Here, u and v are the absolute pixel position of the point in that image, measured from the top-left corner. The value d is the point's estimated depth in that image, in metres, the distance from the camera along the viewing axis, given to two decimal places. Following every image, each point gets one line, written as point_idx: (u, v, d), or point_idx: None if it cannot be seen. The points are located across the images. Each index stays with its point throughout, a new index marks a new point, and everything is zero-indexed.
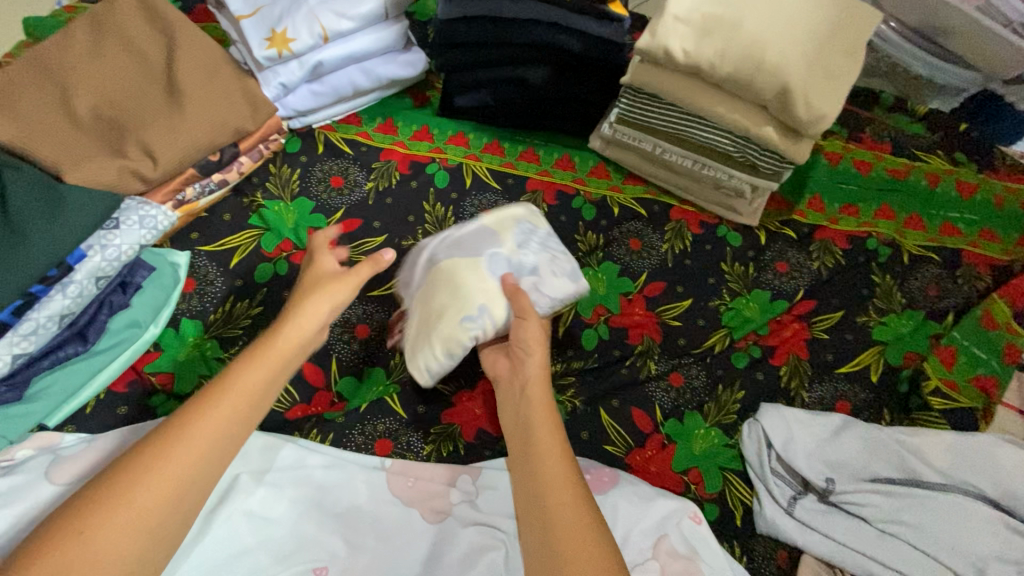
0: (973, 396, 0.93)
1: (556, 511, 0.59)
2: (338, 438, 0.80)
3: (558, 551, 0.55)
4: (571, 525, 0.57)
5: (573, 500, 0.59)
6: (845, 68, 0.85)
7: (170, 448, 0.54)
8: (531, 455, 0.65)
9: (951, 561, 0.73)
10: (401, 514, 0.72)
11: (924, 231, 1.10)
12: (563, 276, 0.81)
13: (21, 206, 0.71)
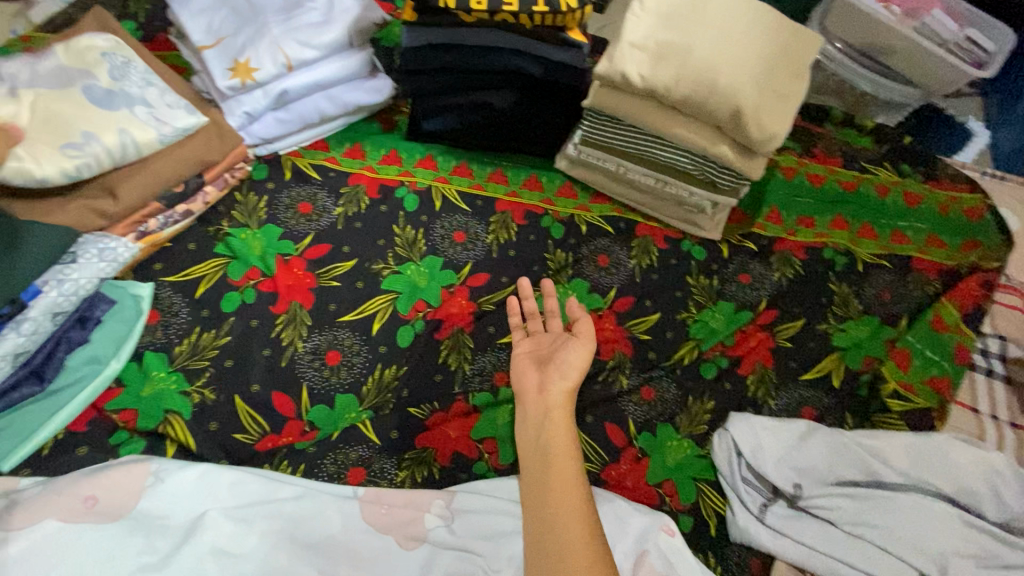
0: (929, 397, 0.98)
1: (561, 540, 0.64)
2: (310, 468, 0.81)
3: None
4: (577, 553, 0.62)
5: (578, 529, 0.64)
6: (793, 90, 0.90)
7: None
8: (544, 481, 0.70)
9: (916, 560, 0.75)
10: (376, 543, 0.71)
11: (876, 239, 1.15)
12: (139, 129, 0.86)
13: None
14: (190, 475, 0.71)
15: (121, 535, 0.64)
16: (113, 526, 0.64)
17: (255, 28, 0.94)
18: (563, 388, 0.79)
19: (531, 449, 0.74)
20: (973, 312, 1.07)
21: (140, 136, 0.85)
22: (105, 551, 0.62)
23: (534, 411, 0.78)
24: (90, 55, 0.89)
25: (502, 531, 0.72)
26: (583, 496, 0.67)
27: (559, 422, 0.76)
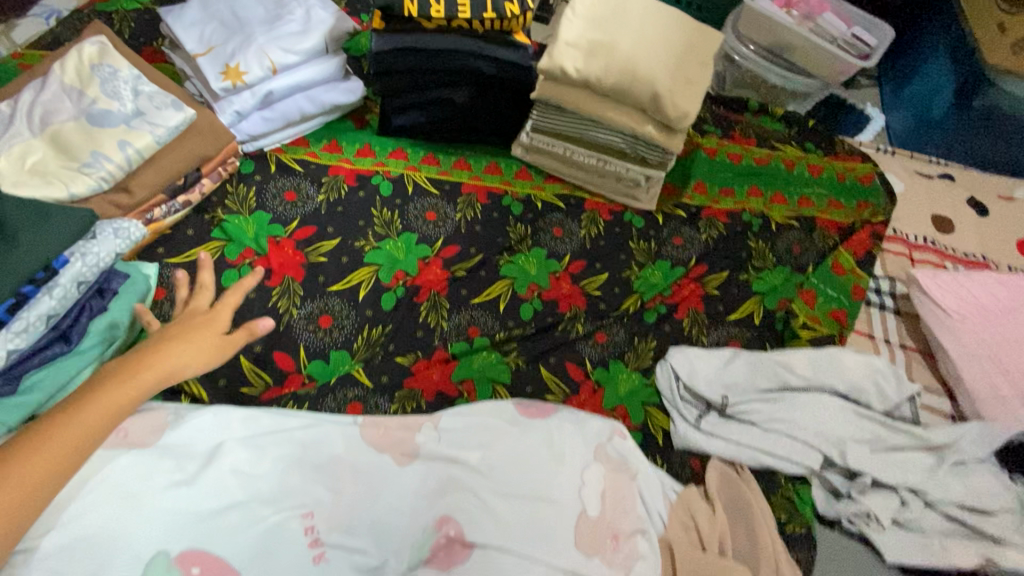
0: (832, 326, 1.18)
1: None
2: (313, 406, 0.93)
3: None
4: None
5: None
6: (700, 77, 1.09)
7: (34, 453, 0.60)
8: None
9: (819, 445, 0.94)
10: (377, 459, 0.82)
11: (786, 204, 1.36)
12: (143, 139, 0.95)
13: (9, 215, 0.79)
14: (205, 415, 0.78)
15: (153, 458, 0.71)
16: (144, 450, 0.71)
17: (242, 38, 1.08)
18: None
19: None
20: (863, 258, 1.28)
21: (139, 145, 0.95)
22: (138, 470, 0.69)
23: None
24: (84, 68, 0.98)
25: (483, 439, 0.83)
26: None
27: None
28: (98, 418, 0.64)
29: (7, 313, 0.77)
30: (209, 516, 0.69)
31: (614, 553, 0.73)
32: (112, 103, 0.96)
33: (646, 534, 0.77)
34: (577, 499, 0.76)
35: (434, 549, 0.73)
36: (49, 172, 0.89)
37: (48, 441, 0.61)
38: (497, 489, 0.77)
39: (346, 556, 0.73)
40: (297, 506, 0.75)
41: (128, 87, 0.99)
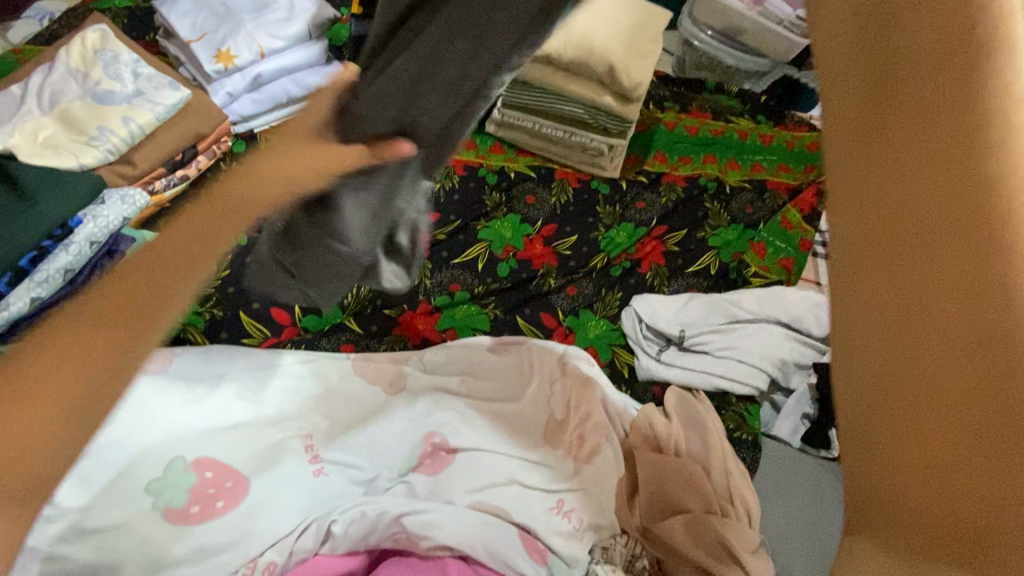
0: (780, 273, 1.32)
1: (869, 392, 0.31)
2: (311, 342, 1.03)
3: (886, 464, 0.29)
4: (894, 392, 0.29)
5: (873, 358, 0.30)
6: (649, 50, 1.22)
7: (102, 291, 0.40)
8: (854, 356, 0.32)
9: (763, 365, 1.06)
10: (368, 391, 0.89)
11: (739, 169, 1.46)
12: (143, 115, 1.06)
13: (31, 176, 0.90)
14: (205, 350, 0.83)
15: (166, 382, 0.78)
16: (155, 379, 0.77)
17: (232, 24, 1.19)
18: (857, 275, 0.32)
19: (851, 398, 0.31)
20: (810, 214, 1.40)
21: (142, 120, 1.05)
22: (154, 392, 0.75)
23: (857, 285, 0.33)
24: (89, 53, 1.09)
25: (462, 365, 0.92)
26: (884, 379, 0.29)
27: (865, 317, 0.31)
28: (166, 249, 0.42)
29: (31, 264, 0.89)
30: (220, 431, 0.76)
31: (578, 452, 0.85)
32: (115, 83, 1.07)
33: (610, 440, 0.87)
34: (544, 406, 0.88)
35: (421, 457, 0.82)
36: (60, 145, 0.99)
37: (110, 284, 0.40)
38: (476, 404, 0.87)
39: (342, 470, 0.80)
40: (297, 428, 0.81)
41: (128, 68, 1.10)
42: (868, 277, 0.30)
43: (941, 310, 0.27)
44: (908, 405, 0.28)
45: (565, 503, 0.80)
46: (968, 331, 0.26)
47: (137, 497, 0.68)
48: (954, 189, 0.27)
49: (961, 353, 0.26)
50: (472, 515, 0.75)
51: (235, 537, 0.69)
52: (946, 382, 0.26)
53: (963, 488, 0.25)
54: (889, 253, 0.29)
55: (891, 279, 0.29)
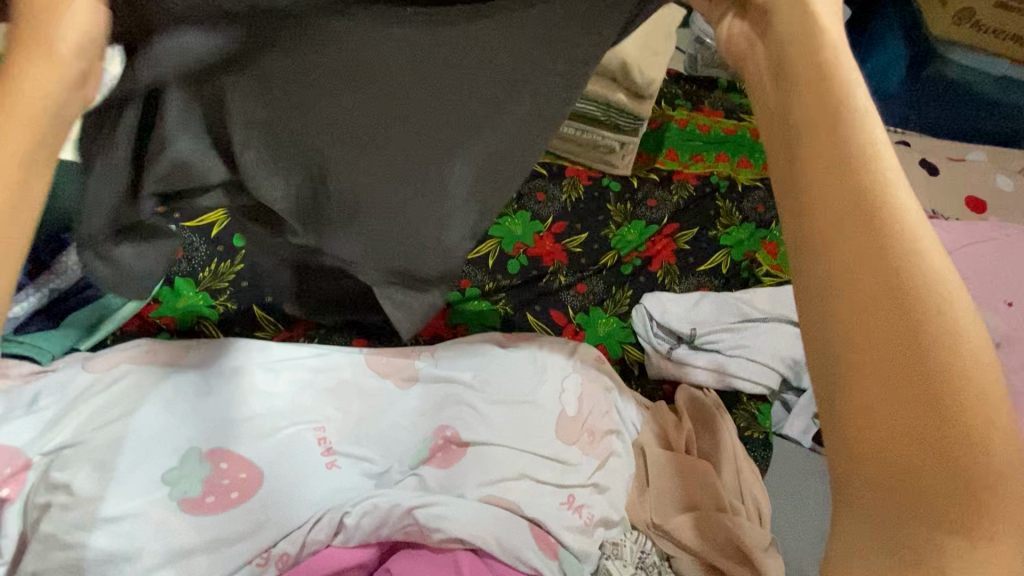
0: (792, 273, 1.31)
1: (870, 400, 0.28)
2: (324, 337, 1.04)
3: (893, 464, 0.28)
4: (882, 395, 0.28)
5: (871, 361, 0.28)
6: (663, 48, 1.22)
7: None
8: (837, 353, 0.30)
9: (776, 365, 1.06)
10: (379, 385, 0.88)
11: (751, 168, 1.45)
12: None
13: None
14: (217, 343, 0.83)
15: (182, 373, 0.78)
16: (172, 369, 0.78)
17: None
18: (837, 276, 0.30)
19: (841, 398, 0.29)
20: None
21: None
22: (170, 383, 0.77)
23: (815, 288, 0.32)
24: None
25: (476, 361, 0.92)
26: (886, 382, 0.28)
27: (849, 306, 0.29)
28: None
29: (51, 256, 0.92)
30: (234, 422, 0.77)
31: (589, 447, 0.85)
32: None
33: (619, 434, 0.89)
34: (557, 402, 0.88)
35: (432, 450, 0.83)
36: None
37: None
38: (489, 399, 0.87)
39: (354, 462, 0.81)
40: (309, 420, 0.81)
41: None
42: (815, 281, 0.30)
43: (870, 300, 0.28)
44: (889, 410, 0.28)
45: (576, 498, 0.80)
46: (900, 316, 0.28)
47: (154, 487, 0.69)
48: (867, 192, 0.29)
49: (892, 341, 0.28)
50: (484, 509, 0.75)
51: (251, 527, 0.71)
52: (891, 369, 0.27)
53: (912, 464, 0.27)
54: (824, 256, 0.30)
55: (824, 279, 0.30)
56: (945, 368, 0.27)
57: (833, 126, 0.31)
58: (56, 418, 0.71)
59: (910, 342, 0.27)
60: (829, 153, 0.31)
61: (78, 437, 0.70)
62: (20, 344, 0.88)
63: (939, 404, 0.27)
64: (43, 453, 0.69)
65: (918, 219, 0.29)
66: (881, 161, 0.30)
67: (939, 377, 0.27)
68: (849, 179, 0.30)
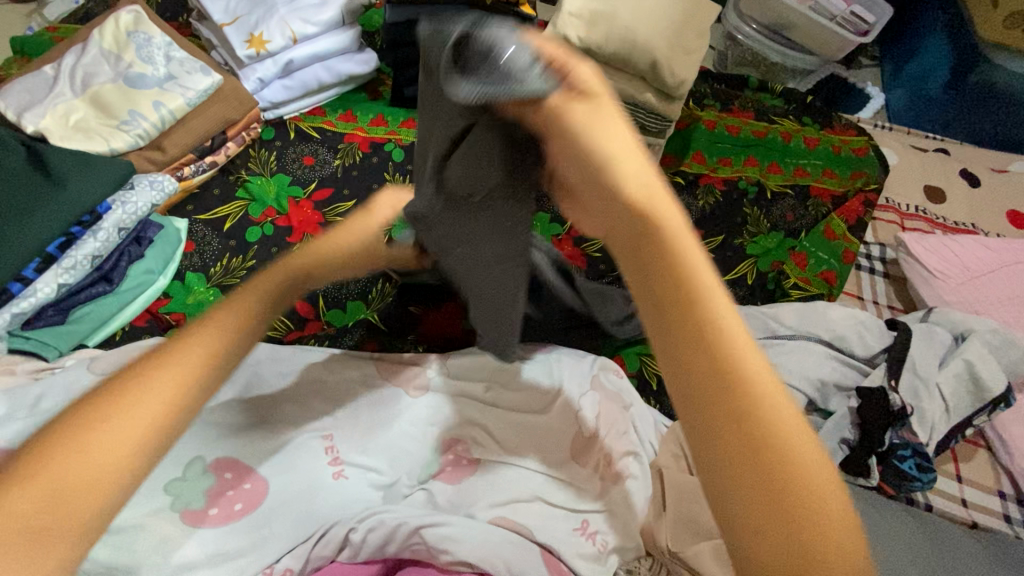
0: (822, 286, 1.21)
1: (808, 463, 0.31)
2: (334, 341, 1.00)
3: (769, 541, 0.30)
4: (749, 498, 0.30)
5: (721, 456, 0.31)
6: (696, 47, 1.16)
7: (107, 414, 0.44)
8: (683, 392, 0.33)
9: (804, 387, 0.99)
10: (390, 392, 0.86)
11: (781, 173, 1.36)
12: (179, 101, 1.05)
13: (62, 161, 0.90)
14: None
15: None
16: None
17: (265, 9, 1.16)
18: (729, 318, 0.33)
19: (731, 477, 0.31)
20: (854, 225, 1.29)
21: (172, 105, 1.05)
22: None
23: (668, 333, 0.33)
24: (121, 36, 1.09)
25: (488, 373, 0.89)
26: (742, 482, 0.30)
27: (712, 362, 0.32)
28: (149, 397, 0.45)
29: (59, 250, 0.89)
30: (241, 428, 0.75)
31: (607, 470, 0.82)
32: (147, 66, 1.07)
33: (638, 457, 0.84)
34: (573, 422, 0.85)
35: (443, 464, 0.81)
36: (92, 129, 1.00)
37: (134, 399, 0.45)
38: (500, 414, 0.85)
39: (361, 472, 0.78)
40: (317, 427, 0.79)
41: (158, 35, 1.11)
42: (668, 335, 0.33)
43: (691, 387, 0.32)
44: (759, 502, 0.30)
45: (590, 524, 0.77)
46: (734, 418, 0.31)
47: (157, 496, 0.67)
48: (700, 298, 0.33)
49: (731, 426, 0.31)
50: (494, 531, 0.72)
51: (253, 540, 0.68)
52: (741, 468, 0.31)
53: (773, 543, 0.30)
54: (669, 339, 0.33)
55: (670, 356, 0.33)
56: (787, 472, 0.30)
57: (671, 243, 0.33)
58: None
59: (759, 443, 0.31)
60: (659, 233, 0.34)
61: None
62: (27, 341, 0.86)
63: (783, 481, 0.30)
64: None
65: (726, 313, 0.33)
66: (687, 253, 0.33)
67: (761, 479, 0.30)
68: (654, 252, 0.33)
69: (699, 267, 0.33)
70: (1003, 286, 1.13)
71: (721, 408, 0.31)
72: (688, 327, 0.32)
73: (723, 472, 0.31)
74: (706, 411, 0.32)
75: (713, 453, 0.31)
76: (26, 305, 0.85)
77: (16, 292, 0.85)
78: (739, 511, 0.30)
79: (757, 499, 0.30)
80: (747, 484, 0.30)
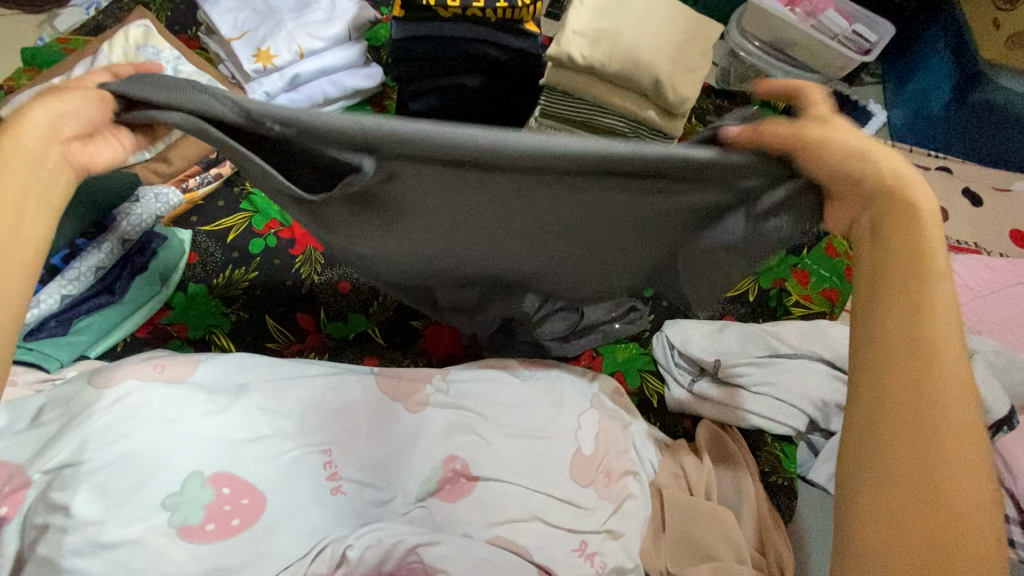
0: (823, 305, 1.21)
1: (967, 475, 0.43)
2: (334, 354, 1.00)
3: (927, 506, 0.43)
4: (911, 469, 0.45)
5: (904, 439, 0.45)
6: (698, 65, 1.17)
7: None
8: (876, 390, 0.48)
9: (804, 407, 0.99)
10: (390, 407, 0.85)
11: None
12: None
13: None
14: (231, 359, 0.84)
15: (188, 391, 0.76)
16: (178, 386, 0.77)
17: (273, 24, 1.18)
18: (953, 361, 0.46)
19: (905, 450, 0.45)
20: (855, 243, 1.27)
21: None
22: (177, 399, 0.74)
23: (898, 342, 0.48)
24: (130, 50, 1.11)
25: (488, 389, 0.89)
26: (914, 458, 0.45)
27: (911, 373, 0.47)
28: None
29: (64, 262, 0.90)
30: (239, 443, 0.75)
31: (606, 489, 0.82)
32: None
33: (637, 476, 0.85)
34: (573, 440, 0.84)
35: (442, 482, 0.80)
36: None
37: None
38: (500, 431, 0.84)
39: (358, 489, 0.78)
40: (316, 442, 0.79)
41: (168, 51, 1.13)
42: (892, 340, 0.48)
43: (902, 378, 0.47)
44: (915, 474, 0.44)
45: (588, 545, 0.76)
46: (918, 416, 0.45)
47: (154, 512, 0.66)
48: (924, 328, 0.47)
49: (913, 416, 0.46)
50: (493, 550, 0.72)
51: (252, 556, 0.68)
52: (909, 444, 0.45)
53: (915, 506, 0.43)
54: (880, 338, 0.49)
55: (879, 352, 0.49)
56: (949, 463, 0.44)
57: (914, 280, 0.49)
58: (56, 434, 0.69)
59: (936, 435, 0.44)
60: (912, 262, 0.49)
61: (75, 458, 0.67)
62: (29, 352, 0.85)
63: (939, 475, 0.43)
64: (44, 471, 0.67)
65: (951, 359, 0.46)
66: (936, 295, 0.48)
67: (923, 459, 0.44)
68: (900, 292, 0.49)
69: (937, 314, 0.48)
70: (1004, 306, 1.13)
71: (911, 404, 0.46)
72: (912, 344, 0.47)
73: (890, 446, 0.46)
74: (902, 403, 0.46)
75: (883, 430, 0.47)
76: (29, 317, 0.85)
77: None
78: (903, 474, 0.45)
79: (922, 476, 0.44)
80: (917, 461, 0.44)
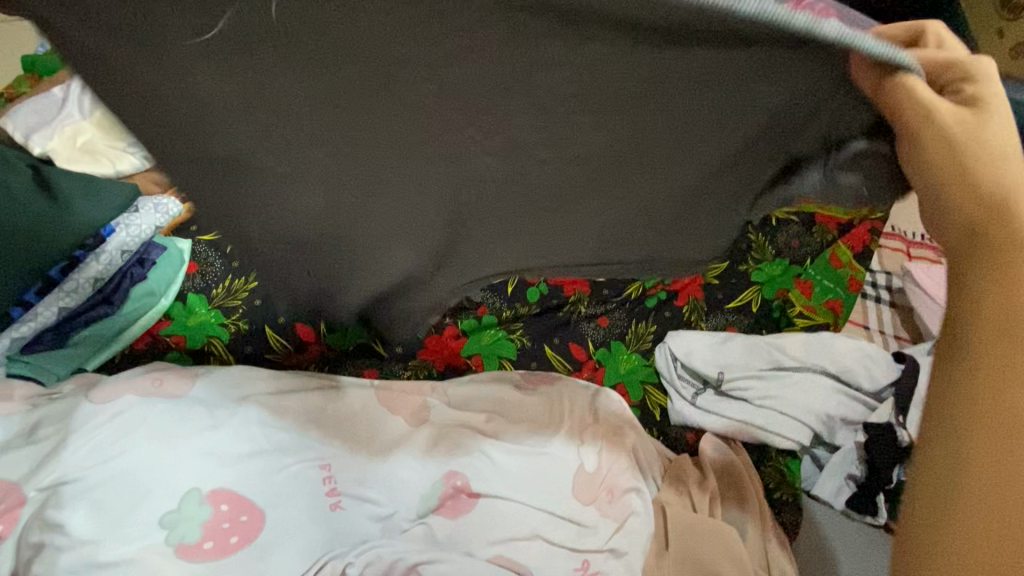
0: (826, 316, 1.11)
1: None
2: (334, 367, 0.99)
3: (1007, 545, 0.32)
4: (996, 503, 0.32)
5: (986, 461, 0.33)
6: None
7: None
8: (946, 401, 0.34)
9: (808, 420, 0.99)
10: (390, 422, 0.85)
11: None
12: None
13: (69, 183, 0.92)
14: (230, 372, 0.83)
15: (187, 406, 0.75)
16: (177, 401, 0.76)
17: None
18: None
19: (986, 474, 0.32)
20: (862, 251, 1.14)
21: None
22: (175, 415, 0.74)
23: (980, 335, 0.33)
24: None
25: (490, 404, 0.88)
26: (998, 489, 0.32)
27: (1003, 378, 0.32)
28: None
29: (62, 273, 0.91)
30: (238, 459, 0.74)
31: (608, 506, 0.81)
32: None
33: (640, 492, 0.84)
34: (576, 456, 0.84)
35: (442, 498, 0.79)
36: (97, 150, 1.00)
37: None
38: (502, 446, 0.83)
39: (359, 504, 0.77)
40: (315, 457, 0.78)
41: None
42: (964, 327, 0.34)
43: (986, 384, 0.33)
44: (1007, 511, 0.32)
45: (591, 564, 0.76)
46: (1001, 429, 0.32)
47: (151, 531, 0.65)
48: (1007, 307, 0.32)
49: (1006, 435, 0.32)
50: (494, 569, 0.72)
51: None
52: (995, 477, 0.32)
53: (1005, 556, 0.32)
54: (948, 406, 0.34)
55: (944, 423, 0.34)
56: None
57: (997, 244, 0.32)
58: (51, 451, 0.68)
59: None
60: (973, 240, 0.33)
61: (71, 475, 0.66)
62: (27, 365, 0.85)
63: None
64: (39, 488, 0.66)
65: None
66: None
67: (1010, 535, 0.31)
68: (977, 273, 0.33)
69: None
70: None
71: (1002, 417, 0.32)
72: (999, 340, 0.32)
73: (966, 476, 0.33)
74: (981, 415, 0.33)
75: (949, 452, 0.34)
76: (25, 330, 0.88)
77: (18, 316, 0.88)
78: (985, 514, 0.32)
79: (1011, 512, 0.32)
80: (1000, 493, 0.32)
